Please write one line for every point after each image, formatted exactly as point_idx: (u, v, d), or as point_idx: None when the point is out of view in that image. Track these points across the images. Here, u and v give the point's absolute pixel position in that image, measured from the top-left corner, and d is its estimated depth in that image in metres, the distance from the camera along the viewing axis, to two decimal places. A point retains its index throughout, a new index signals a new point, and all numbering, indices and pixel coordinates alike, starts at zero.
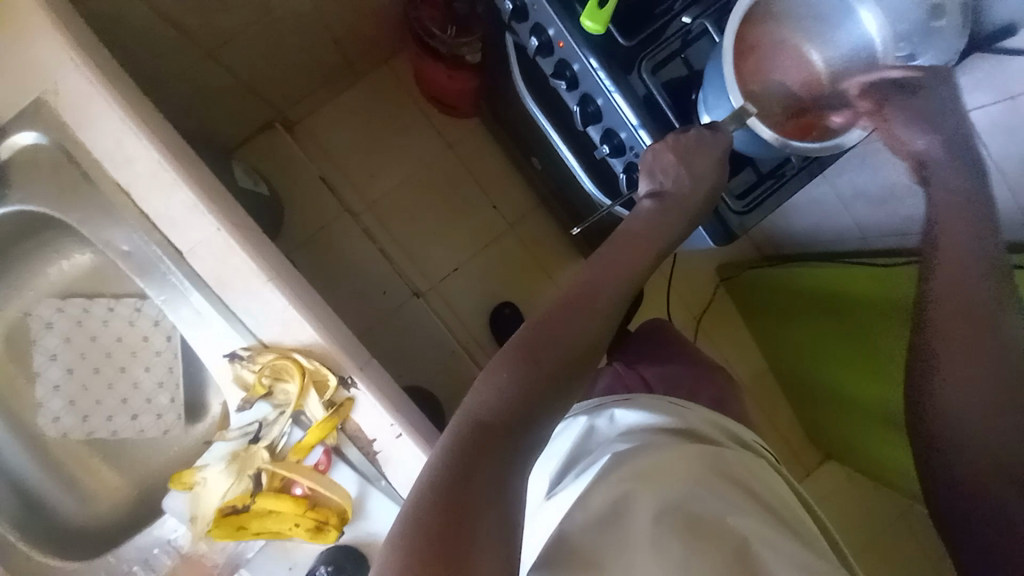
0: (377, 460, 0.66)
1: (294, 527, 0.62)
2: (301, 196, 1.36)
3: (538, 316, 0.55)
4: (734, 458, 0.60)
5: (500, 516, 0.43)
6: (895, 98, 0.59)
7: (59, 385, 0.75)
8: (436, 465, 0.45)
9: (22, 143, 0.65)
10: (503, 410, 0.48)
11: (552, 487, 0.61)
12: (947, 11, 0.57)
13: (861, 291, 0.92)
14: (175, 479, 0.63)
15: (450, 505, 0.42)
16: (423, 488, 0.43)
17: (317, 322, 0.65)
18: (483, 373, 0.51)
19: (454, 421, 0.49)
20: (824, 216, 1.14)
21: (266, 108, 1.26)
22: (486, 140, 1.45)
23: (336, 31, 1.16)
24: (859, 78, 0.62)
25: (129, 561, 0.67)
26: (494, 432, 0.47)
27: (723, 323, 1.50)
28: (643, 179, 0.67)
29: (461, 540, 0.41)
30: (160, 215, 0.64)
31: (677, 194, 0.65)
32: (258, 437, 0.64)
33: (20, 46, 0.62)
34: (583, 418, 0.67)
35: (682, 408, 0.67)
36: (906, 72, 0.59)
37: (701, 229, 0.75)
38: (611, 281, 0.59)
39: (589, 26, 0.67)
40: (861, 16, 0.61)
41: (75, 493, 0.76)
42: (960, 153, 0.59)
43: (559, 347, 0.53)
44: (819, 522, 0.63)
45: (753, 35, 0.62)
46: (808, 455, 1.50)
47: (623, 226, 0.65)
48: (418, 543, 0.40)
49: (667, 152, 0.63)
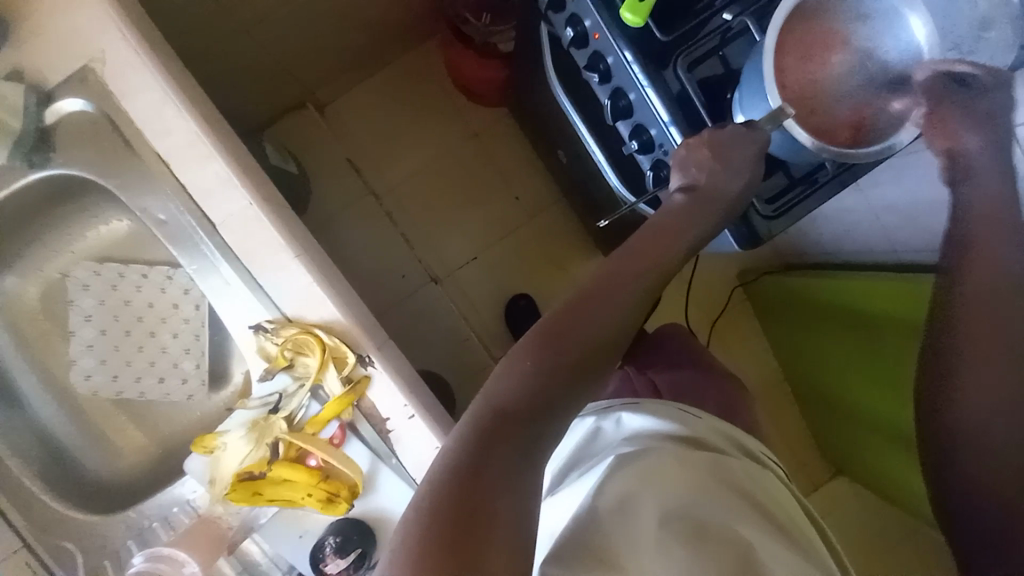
0: (389, 438, 0.68)
1: (307, 497, 0.64)
2: (328, 176, 1.38)
3: (557, 307, 0.55)
4: (739, 467, 0.59)
5: (513, 506, 0.43)
6: (951, 99, 0.61)
7: (93, 345, 0.78)
8: (450, 452, 0.46)
9: (66, 110, 0.66)
10: (520, 400, 0.49)
11: (555, 486, 0.63)
12: (998, 23, 0.57)
13: (887, 308, 0.91)
14: (197, 442, 0.66)
15: (466, 491, 0.43)
16: (437, 474, 0.44)
17: (339, 300, 0.66)
18: (502, 361, 0.51)
19: (470, 408, 0.49)
20: (854, 227, 1.11)
21: (298, 86, 1.28)
22: (511, 129, 1.45)
23: (370, 13, 1.17)
24: (931, 87, 0.61)
25: (149, 516, 0.70)
26: (510, 422, 0.47)
27: (739, 330, 1.49)
28: (676, 174, 0.66)
29: (475, 526, 0.41)
30: (196, 185, 0.66)
31: (709, 187, 0.63)
32: (277, 408, 0.66)
33: (71, 15, 0.64)
34: (591, 419, 0.67)
35: (690, 416, 0.66)
36: (968, 68, 0.60)
37: (727, 232, 0.74)
38: (634, 277, 0.59)
39: (627, 17, 0.68)
40: (910, 23, 0.60)
41: (98, 450, 0.79)
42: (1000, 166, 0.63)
43: (580, 340, 0.53)
44: (825, 535, 0.63)
45: (795, 32, 0.61)
46: (818, 469, 1.48)
47: (654, 218, 0.64)
48: (432, 525, 0.41)
49: (702, 146, 0.63)
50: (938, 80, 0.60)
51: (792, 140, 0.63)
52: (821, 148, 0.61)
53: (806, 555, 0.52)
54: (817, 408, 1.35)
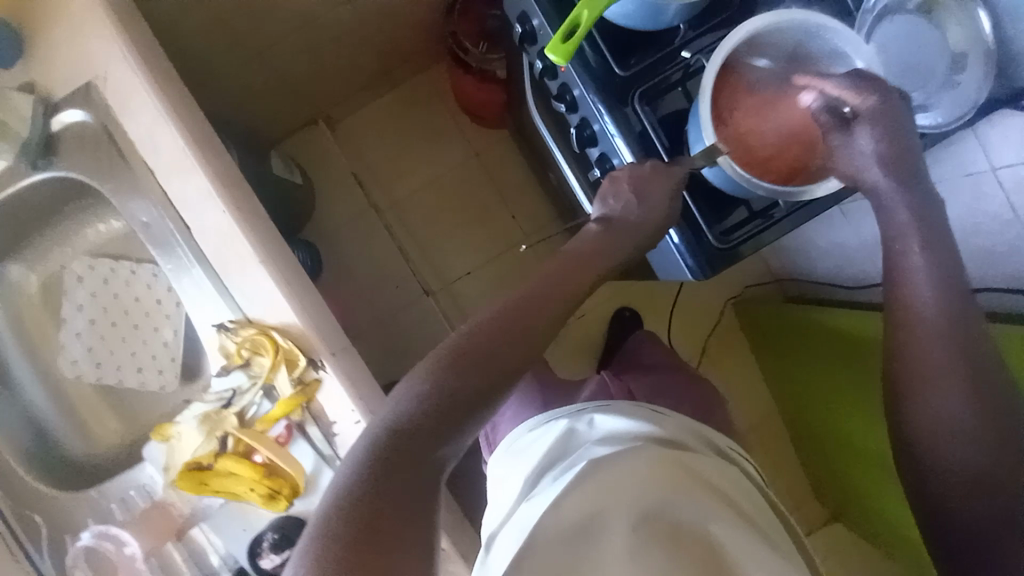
0: (334, 441, 0.70)
1: (250, 491, 0.68)
2: (332, 188, 1.45)
3: (463, 332, 0.59)
4: (710, 465, 0.62)
5: (411, 523, 0.51)
6: (832, 129, 0.63)
7: (81, 333, 0.83)
8: (354, 470, 0.51)
9: (68, 121, 0.73)
10: (416, 417, 0.54)
11: (526, 491, 0.63)
12: (966, 65, 0.65)
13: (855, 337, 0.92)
14: (156, 430, 0.70)
15: (369, 518, 0.49)
16: (337, 499, 0.50)
17: (298, 305, 0.70)
18: (405, 380, 0.57)
19: (373, 423, 0.55)
20: (849, 263, 1.10)
21: (310, 105, 1.36)
22: (512, 151, 1.49)
23: (378, 41, 1.23)
24: (819, 117, 0.62)
25: (108, 497, 0.73)
26: (408, 441, 0.53)
27: (733, 362, 1.47)
28: (597, 202, 0.68)
29: (382, 541, 0.48)
30: (178, 193, 0.72)
31: (623, 219, 0.65)
32: (229, 403, 0.70)
33: (82, 39, 0.72)
34: (564, 421, 0.69)
35: (662, 416, 0.69)
36: (843, 94, 0.62)
37: (673, 228, 0.73)
38: (557, 296, 0.62)
39: (551, 60, 0.62)
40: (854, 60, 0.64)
41: (78, 432, 0.84)
42: (911, 191, 0.63)
43: (486, 368, 0.57)
44: (792, 529, 0.64)
45: (733, 78, 0.63)
46: (814, 511, 1.43)
47: (570, 248, 0.67)
48: (333, 551, 0.46)
49: (623, 180, 0.64)
50: (823, 110, 0.62)
51: (726, 175, 0.65)
52: (751, 181, 0.63)
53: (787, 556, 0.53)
54: (812, 449, 1.33)
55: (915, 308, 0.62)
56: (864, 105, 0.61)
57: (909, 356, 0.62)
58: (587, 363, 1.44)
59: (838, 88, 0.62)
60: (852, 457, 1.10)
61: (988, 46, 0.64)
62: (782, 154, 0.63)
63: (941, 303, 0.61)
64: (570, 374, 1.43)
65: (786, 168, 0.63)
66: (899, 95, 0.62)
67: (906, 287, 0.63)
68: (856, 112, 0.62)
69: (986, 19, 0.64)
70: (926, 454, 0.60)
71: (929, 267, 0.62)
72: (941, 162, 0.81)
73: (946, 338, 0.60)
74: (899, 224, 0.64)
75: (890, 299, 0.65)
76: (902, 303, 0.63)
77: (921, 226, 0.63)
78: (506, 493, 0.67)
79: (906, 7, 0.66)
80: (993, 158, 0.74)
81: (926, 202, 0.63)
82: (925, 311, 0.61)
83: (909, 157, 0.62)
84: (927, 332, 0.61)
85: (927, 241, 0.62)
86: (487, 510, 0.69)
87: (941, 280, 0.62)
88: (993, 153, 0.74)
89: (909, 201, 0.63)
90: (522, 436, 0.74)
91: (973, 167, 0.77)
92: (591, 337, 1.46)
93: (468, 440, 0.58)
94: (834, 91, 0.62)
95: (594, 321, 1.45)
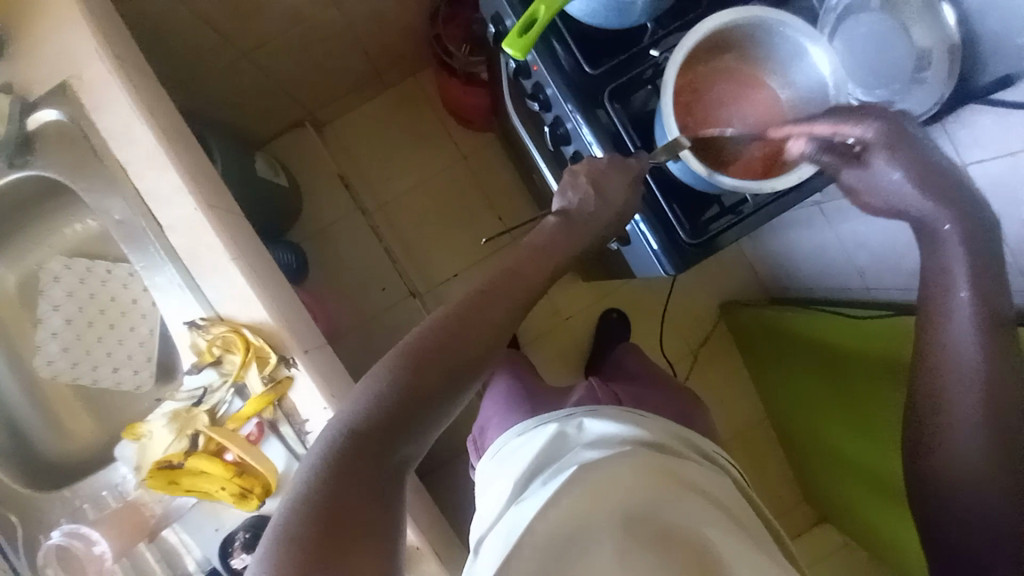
0: (306, 438, 0.70)
1: (221, 490, 0.66)
2: (319, 190, 1.46)
3: (422, 328, 0.58)
4: (695, 468, 0.62)
5: (375, 522, 0.51)
6: (851, 163, 0.61)
7: (58, 333, 0.83)
8: (315, 475, 0.50)
9: (44, 119, 0.74)
10: (377, 414, 0.54)
11: (516, 496, 0.62)
12: (933, 63, 0.64)
13: (858, 346, 0.85)
14: (128, 429, 0.70)
15: (326, 522, 0.48)
16: (297, 504, 0.48)
17: (269, 302, 0.71)
18: (364, 379, 0.55)
19: (335, 423, 0.54)
20: (829, 263, 1.10)
21: (296, 108, 1.36)
22: (499, 153, 1.49)
23: (365, 44, 1.25)
24: (828, 155, 0.61)
25: (82, 497, 0.74)
26: (370, 439, 0.53)
27: (717, 365, 1.47)
28: (557, 197, 0.69)
29: (345, 539, 0.48)
30: (151, 191, 0.72)
31: (579, 212, 0.66)
32: (201, 401, 0.70)
33: (58, 38, 0.73)
34: (553, 425, 0.68)
35: (645, 419, 0.69)
36: (845, 130, 0.59)
37: (637, 214, 0.73)
38: (525, 285, 0.63)
39: (509, 55, 0.63)
40: (811, 52, 0.63)
41: (54, 432, 0.84)
42: (957, 200, 0.58)
43: (440, 362, 0.57)
44: (779, 539, 0.64)
45: (693, 74, 0.65)
46: (800, 516, 1.44)
47: (528, 239, 0.67)
48: (293, 558, 0.45)
49: (581, 175, 0.65)
50: (827, 148, 0.61)
51: (690, 169, 0.65)
52: (718, 179, 0.63)
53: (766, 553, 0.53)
54: (799, 452, 1.32)
55: (950, 340, 0.58)
56: (876, 137, 0.58)
57: (931, 377, 0.59)
58: (574, 365, 1.44)
59: (833, 126, 0.59)
60: (840, 469, 1.09)
61: (952, 40, 0.63)
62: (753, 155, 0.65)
63: (983, 332, 0.57)
64: (556, 378, 1.43)
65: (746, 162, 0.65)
66: (902, 115, 0.59)
67: (947, 316, 0.58)
68: (868, 142, 0.59)
69: (950, 15, 0.63)
70: (934, 463, 0.58)
71: (973, 290, 0.57)
72: None
73: (980, 366, 0.56)
74: (945, 255, 0.59)
75: (925, 333, 0.60)
76: (938, 330, 0.59)
77: (968, 239, 0.57)
78: (495, 497, 0.66)
79: (869, 6, 0.67)
80: (964, 154, 0.72)
81: (972, 214, 0.58)
82: (961, 343, 0.57)
83: (939, 173, 0.58)
84: (959, 358, 0.57)
85: (976, 261, 0.57)
86: (476, 516, 0.68)
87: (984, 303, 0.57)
88: (964, 151, 0.72)
89: (953, 215, 0.58)
90: (510, 441, 0.72)
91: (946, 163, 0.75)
92: (577, 339, 1.46)
93: (430, 436, 0.58)
94: (829, 129, 0.60)
95: (579, 322, 1.45)
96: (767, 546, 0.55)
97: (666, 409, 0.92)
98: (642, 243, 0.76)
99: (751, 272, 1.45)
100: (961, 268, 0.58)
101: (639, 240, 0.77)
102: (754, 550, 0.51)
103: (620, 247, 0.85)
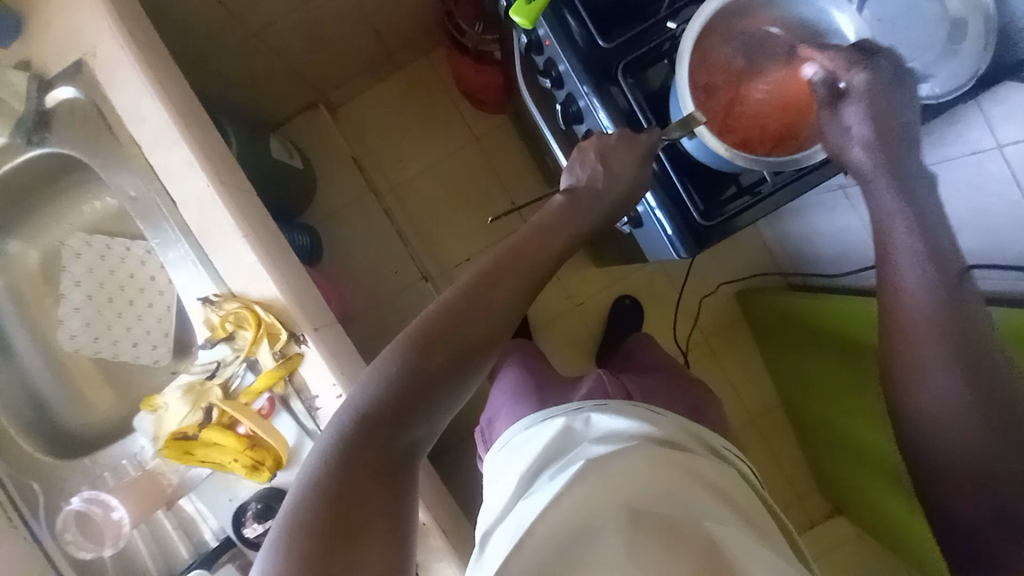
0: (316, 415, 0.72)
1: (234, 462, 0.68)
2: (331, 172, 1.46)
3: (429, 311, 0.57)
4: (706, 463, 0.61)
5: (387, 511, 0.49)
6: (823, 108, 0.59)
7: (79, 308, 0.86)
8: (320, 460, 0.49)
9: (61, 97, 0.75)
10: (384, 398, 0.52)
11: (523, 489, 0.61)
12: (968, 34, 0.61)
13: (858, 334, 0.86)
14: (145, 401, 0.72)
15: (338, 514, 0.46)
16: (305, 494, 0.47)
17: (278, 279, 0.72)
18: (371, 364, 0.55)
19: (339, 411, 0.53)
20: (850, 247, 1.06)
21: (309, 89, 1.36)
22: (512, 136, 1.48)
23: (377, 23, 1.23)
24: (813, 90, 0.59)
25: (102, 466, 0.77)
26: (378, 423, 0.51)
27: (728, 353, 1.44)
28: (565, 174, 0.69)
29: (355, 527, 0.46)
30: (163, 167, 0.73)
31: (587, 187, 0.66)
32: (214, 375, 0.72)
33: (71, 15, 0.73)
34: (561, 419, 0.67)
35: (657, 416, 0.68)
36: (838, 70, 0.58)
37: (648, 188, 0.71)
38: (531, 264, 0.62)
39: (517, 22, 0.66)
40: (837, 18, 0.62)
41: (75, 404, 0.87)
42: (909, 171, 0.58)
43: (448, 343, 0.56)
44: (787, 532, 0.62)
45: (711, 45, 0.62)
46: (815, 505, 1.41)
47: (533, 218, 0.66)
48: (300, 547, 0.44)
49: (590, 150, 0.66)
50: (817, 83, 0.59)
51: (705, 144, 0.64)
52: (734, 155, 0.62)
53: (773, 547, 0.52)
54: (813, 442, 1.30)
55: (908, 302, 0.55)
56: (859, 84, 0.57)
57: (902, 342, 0.54)
58: (584, 350, 1.43)
59: (832, 64, 0.58)
60: (859, 465, 1.06)
61: (988, 12, 0.60)
62: (754, 140, 0.63)
63: (938, 296, 0.54)
64: (565, 366, 1.42)
65: (753, 135, 0.63)
66: (895, 68, 0.57)
67: (895, 268, 0.56)
68: (850, 89, 0.57)
69: None
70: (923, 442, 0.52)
71: (917, 241, 0.56)
72: (946, 141, 0.76)
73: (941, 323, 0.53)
74: (884, 208, 0.58)
75: (879, 285, 0.58)
76: (891, 280, 0.56)
77: (914, 204, 0.57)
78: (501, 491, 0.65)
79: None
80: (999, 134, 0.69)
81: (912, 181, 0.58)
82: (915, 295, 0.54)
83: (896, 139, 0.58)
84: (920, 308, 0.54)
85: (922, 223, 0.56)
86: (482, 509, 0.67)
87: (931, 252, 0.55)
88: (997, 130, 0.69)
89: (906, 187, 0.57)
90: (519, 434, 0.72)
91: (977, 144, 0.72)
92: (588, 325, 1.45)
93: (441, 420, 0.57)
94: (828, 66, 0.58)
95: (590, 308, 1.44)
96: (771, 540, 0.53)
97: (677, 396, 0.91)
98: (655, 226, 0.74)
99: (768, 258, 1.42)
100: (904, 221, 0.57)
101: (652, 223, 0.75)
102: (762, 545, 0.50)
103: (630, 228, 0.84)
